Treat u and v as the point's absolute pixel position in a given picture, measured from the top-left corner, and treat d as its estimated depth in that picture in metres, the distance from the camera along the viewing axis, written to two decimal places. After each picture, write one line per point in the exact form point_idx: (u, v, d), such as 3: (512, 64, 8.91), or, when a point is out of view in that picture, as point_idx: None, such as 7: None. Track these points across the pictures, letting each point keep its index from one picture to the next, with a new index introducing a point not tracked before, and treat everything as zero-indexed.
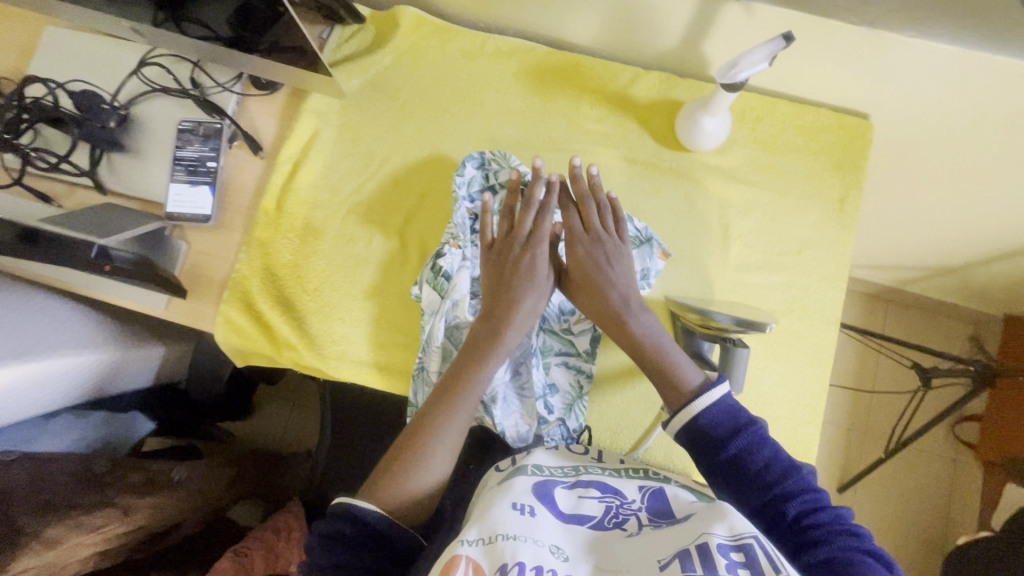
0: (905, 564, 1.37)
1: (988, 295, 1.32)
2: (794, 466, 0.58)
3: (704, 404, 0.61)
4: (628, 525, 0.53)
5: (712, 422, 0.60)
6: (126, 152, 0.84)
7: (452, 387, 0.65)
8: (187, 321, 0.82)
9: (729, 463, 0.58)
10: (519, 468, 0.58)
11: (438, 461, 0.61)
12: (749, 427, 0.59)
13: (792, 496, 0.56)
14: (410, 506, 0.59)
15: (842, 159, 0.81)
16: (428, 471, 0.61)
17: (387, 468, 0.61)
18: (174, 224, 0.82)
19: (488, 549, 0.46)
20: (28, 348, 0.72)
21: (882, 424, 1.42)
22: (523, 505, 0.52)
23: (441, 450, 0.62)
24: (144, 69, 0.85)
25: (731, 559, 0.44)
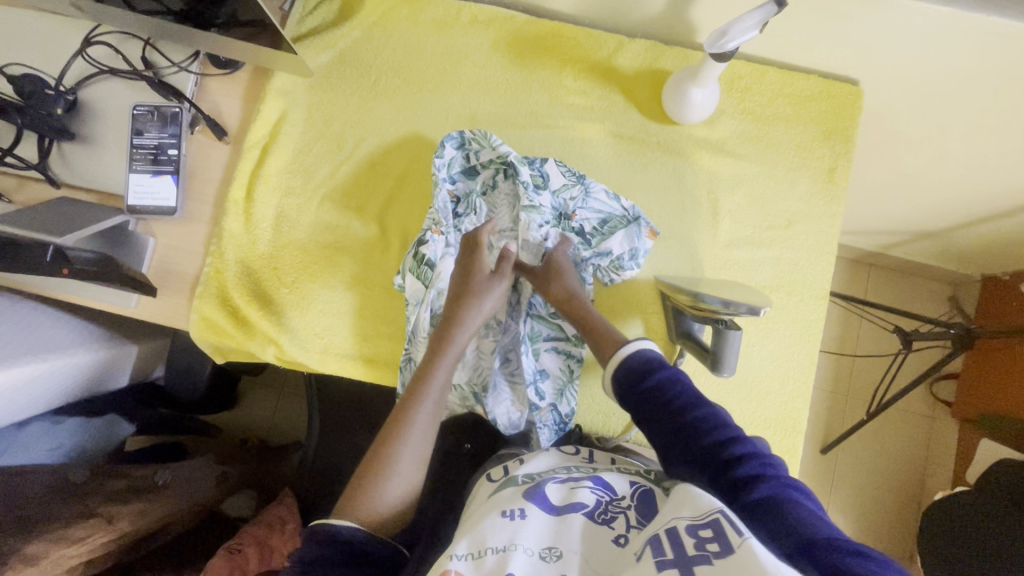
0: (884, 518, 1.43)
1: (968, 257, 1.34)
2: (707, 399, 0.58)
3: (632, 348, 0.64)
4: (617, 524, 0.51)
5: (639, 360, 0.63)
6: (79, 142, 0.78)
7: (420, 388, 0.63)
8: (160, 319, 0.78)
9: (651, 398, 0.59)
10: (510, 479, 0.58)
11: (412, 466, 0.59)
12: (667, 365, 0.61)
13: (703, 426, 0.55)
14: (389, 516, 0.57)
15: (832, 128, 0.79)
16: (402, 477, 0.58)
17: (360, 476, 0.58)
18: (138, 218, 0.78)
19: (478, 564, 0.46)
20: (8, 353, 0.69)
21: (863, 386, 1.46)
22: (512, 509, 0.51)
23: (411, 454, 0.59)
24: (89, 49, 0.78)
25: (699, 538, 0.44)
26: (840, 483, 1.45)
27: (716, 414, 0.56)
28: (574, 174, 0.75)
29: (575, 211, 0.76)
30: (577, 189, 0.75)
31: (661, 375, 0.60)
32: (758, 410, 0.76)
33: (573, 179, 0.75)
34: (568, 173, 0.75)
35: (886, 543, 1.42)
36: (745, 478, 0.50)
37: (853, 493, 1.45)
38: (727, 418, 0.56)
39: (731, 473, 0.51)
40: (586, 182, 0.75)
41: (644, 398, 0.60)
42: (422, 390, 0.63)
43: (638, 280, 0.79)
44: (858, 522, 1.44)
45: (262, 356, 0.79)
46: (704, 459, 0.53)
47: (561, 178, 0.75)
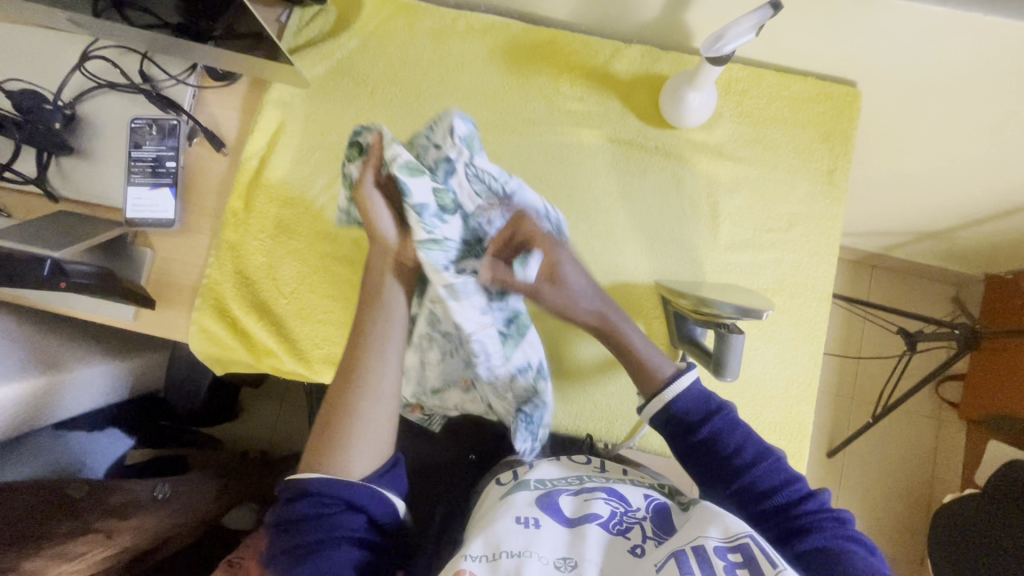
0: (893, 522, 1.42)
1: (971, 257, 1.33)
2: (766, 449, 0.57)
3: (675, 392, 0.59)
4: (632, 534, 0.50)
5: (685, 408, 0.59)
6: (77, 156, 0.78)
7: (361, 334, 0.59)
8: (159, 332, 0.78)
9: (704, 449, 0.58)
10: (522, 483, 0.57)
11: (378, 410, 0.57)
12: (721, 411, 0.59)
13: (766, 483, 0.55)
14: (366, 462, 0.56)
15: (831, 130, 0.79)
16: (370, 420, 0.57)
17: (321, 430, 0.56)
18: (136, 231, 0.77)
19: (494, 566, 0.45)
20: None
21: (868, 388, 1.45)
22: (527, 518, 0.50)
23: (377, 396, 0.57)
24: (87, 63, 0.78)
25: (729, 561, 0.44)
26: (849, 487, 1.43)
27: (775, 467, 0.56)
28: (492, 183, 0.57)
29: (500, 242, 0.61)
30: (499, 206, 0.58)
31: (713, 425, 0.58)
32: (762, 414, 0.75)
33: (492, 199, 0.57)
34: (483, 195, 0.57)
35: (895, 547, 1.40)
36: (805, 532, 0.52)
37: (861, 497, 1.43)
38: (784, 468, 0.57)
39: (790, 525, 0.53)
40: (513, 204, 0.59)
41: (697, 449, 0.58)
42: (365, 333, 0.59)
43: (639, 285, 0.79)
44: (867, 526, 1.42)
45: (262, 367, 0.79)
46: (761, 510, 0.55)
47: (478, 202, 0.57)
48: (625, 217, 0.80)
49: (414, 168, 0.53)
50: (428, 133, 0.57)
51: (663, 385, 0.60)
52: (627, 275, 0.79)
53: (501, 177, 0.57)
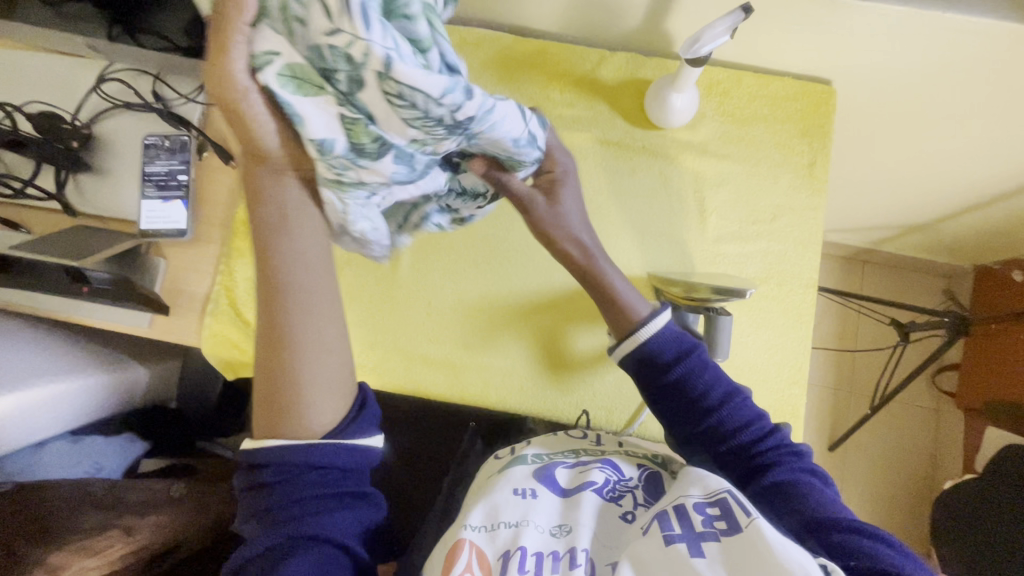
0: (896, 513, 1.43)
1: (958, 249, 1.36)
2: (733, 390, 0.61)
3: (649, 332, 0.61)
4: (624, 501, 0.56)
5: (658, 348, 0.61)
6: (94, 172, 0.82)
7: (280, 302, 0.50)
8: (173, 338, 0.81)
9: (674, 389, 0.61)
10: (520, 458, 0.63)
11: (325, 372, 0.52)
12: (693, 351, 0.61)
13: (730, 422, 0.59)
14: (328, 418, 0.53)
15: (808, 125, 0.83)
16: (321, 387, 0.52)
17: (269, 407, 0.52)
18: (150, 242, 0.81)
19: (490, 537, 0.51)
20: (32, 374, 0.73)
21: (866, 381, 1.47)
22: (525, 489, 0.56)
23: (320, 355, 0.52)
24: (103, 85, 0.83)
25: (708, 514, 0.47)
26: (852, 480, 1.45)
27: (740, 405, 0.60)
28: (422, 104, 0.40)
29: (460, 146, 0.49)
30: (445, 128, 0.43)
31: (682, 366, 0.61)
32: (756, 398, 0.78)
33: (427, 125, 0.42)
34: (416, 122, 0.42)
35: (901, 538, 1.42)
36: (766, 468, 0.57)
37: (864, 489, 1.45)
38: (749, 408, 0.61)
39: (751, 461, 0.58)
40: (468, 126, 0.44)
41: (666, 389, 0.61)
42: (285, 300, 0.50)
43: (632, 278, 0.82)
44: (871, 518, 1.43)
45: None
46: (724, 446, 0.59)
47: (411, 133, 0.43)
48: (617, 214, 0.83)
49: (305, 83, 0.40)
50: None
51: (640, 325, 0.62)
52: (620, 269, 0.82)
53: (439, 102, 0.40)
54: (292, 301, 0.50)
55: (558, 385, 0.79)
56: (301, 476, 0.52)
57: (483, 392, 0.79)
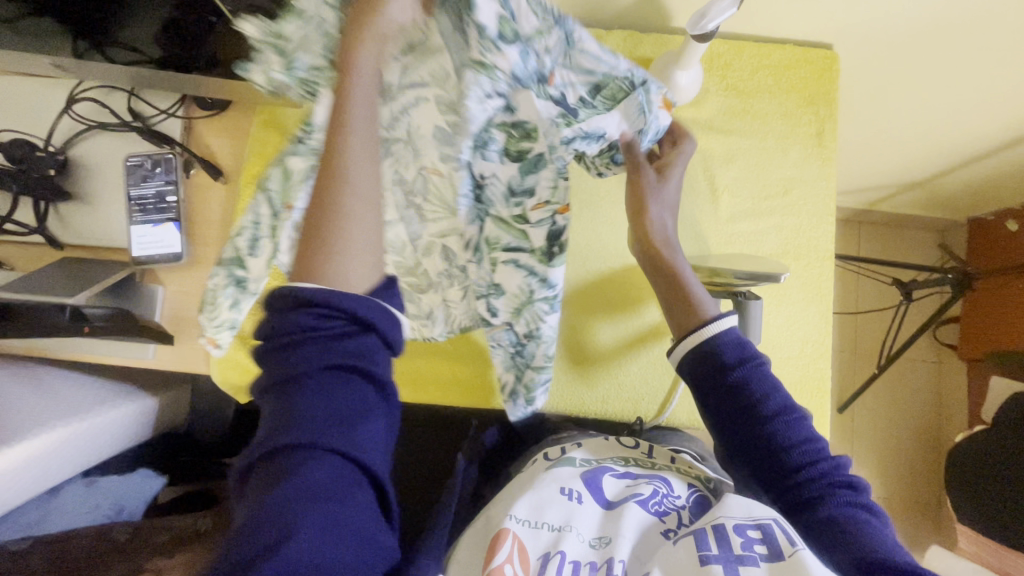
0: (905, 465, 1.47)
1: (953, 203, 1.37)
2: (793, 407, 0.56)
3: (718, 327, 0.57)
4: (669, 517, 0.57)
5: (720, 347, 0.57)
6: (75, 201, 0.78)
7: (340, 127, 0.43)
8: (178, 368, 0.78)
9: (730, 394, 0.56)
10: (567, 459, 0.66)
11: (359, 236, 0.44)
12: (753, 359, 0.57)
13: (787, 441, 0.55)
14: (358, 274, 0.44)
15: (814, 93, 0.81)
16: (353, 250, 0.44)
17: (310, 248, 0.43)
18: (144, 269, 0.78)
19: (529, 533, 0.54)
20: (43, 417, 0.70)
21: (871, 341, 1.48)
22: (571, 491, 0.60)
23: (360, 195, 0.43)
24: (73, 106, 0.77)
25: (749, 536, 0.50)
26: (863, 438, 1.48)
27: (794, 421, 0.55)
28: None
29: (554, 72, 0.49)
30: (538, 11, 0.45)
31: (739, 371, 0.56)
32: (781, 375, 0.78)
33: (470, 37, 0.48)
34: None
35: (913, 487, 1.47)
36: (815, 499, 0.53)
37: (875, 447, 1.48)
38: (810, 430, 0.56)
39: (802, 494, 0.54)
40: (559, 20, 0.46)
41: (722, 392, 0.56)
42: (343, 126, 0.43)
43: None
44: (882, 474, 1.47)
45: None
46: (778, 470, 0.55)
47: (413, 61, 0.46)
48: None
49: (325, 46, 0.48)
50: None
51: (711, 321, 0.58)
52: None
53: None
54: (360, 108, 0.44)
55: (583, 381, 0.78)
56: (338, 343, 0.43)
57: None
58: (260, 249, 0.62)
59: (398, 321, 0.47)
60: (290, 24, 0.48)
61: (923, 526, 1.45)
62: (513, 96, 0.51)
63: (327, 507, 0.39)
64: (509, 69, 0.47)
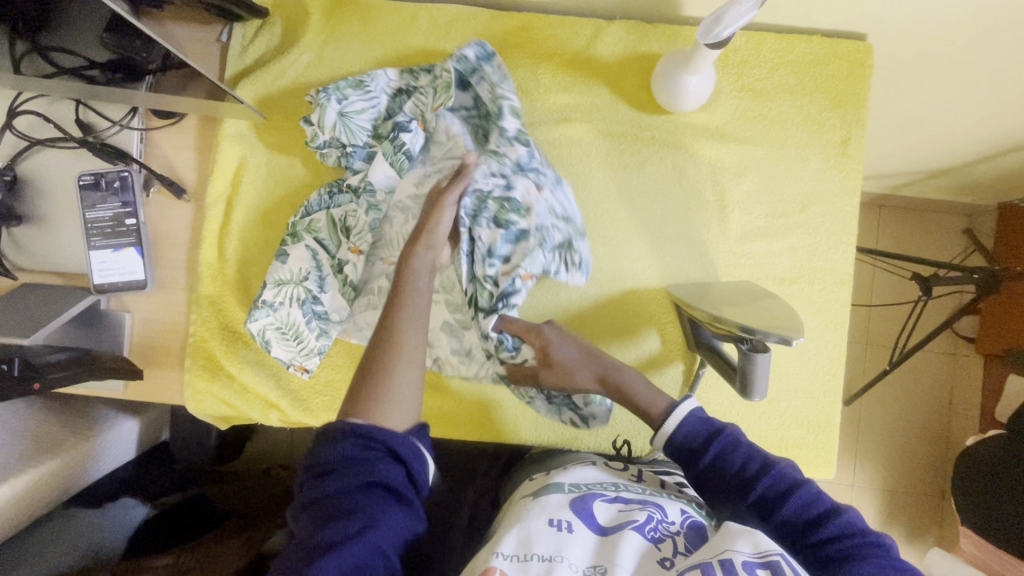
0: (911, 460, 1.44)
1: (984, 190, 1.26)
2: (772, 460, 0.57)
3: (674, 423, 0.61)
4: (664, 544, 0.52)
5: (687, 438, 0.60)
6: (29, 223, 0.72)
7: (403, 292, 0.58)
8: (153, 397, 0.75)
9: (712, 474, 0.58)
10: (555, 485, 0.60)
11: (404, 386, 0.52)
12: (722, 431, 0.60)
13: (777, 498, 0.54)
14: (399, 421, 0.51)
15: (840, 94, 0.72)
16: (396, 403, 0.51)
17: (359, 392, 0.52)
18: (109, 296, 0.73)
19: (519, 567, 0.48)
20: (38, 451, 0.71)
21: (884, 334, 1.42)
22: (561, 521, 0.53)
23: (409, 357, 0.54)
24: (15, 120, 0.70)
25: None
26: (869, 433, 1.44)
27: (781, 477, 0.55)
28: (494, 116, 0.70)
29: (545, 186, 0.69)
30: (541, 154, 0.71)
31: (714, 446, 0.59)
32: (789, 408, 0.74)
33: (484, 130, 0.71)
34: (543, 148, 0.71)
35: (919, 483, 1.44)
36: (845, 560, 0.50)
37: (882, 442, 1.44)
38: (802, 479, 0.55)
39: (827, 558, 0.50)
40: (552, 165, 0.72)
41: (706, 474, 0.59)
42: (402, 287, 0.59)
43: (649, 290, 0.74)
44: (887, 469, 1.44)
45: (266, 422, 0.76)
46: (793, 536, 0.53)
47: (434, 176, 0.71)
48: (627, 217, 0.74)
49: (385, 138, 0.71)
50: (463, 81, 0.70)
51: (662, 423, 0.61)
52: (634, 279, 0.74)
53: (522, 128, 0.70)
54: (418, 261, 0.61)
55: None
56: (373, 466, 0.47)
57: (498, 428, 0.75)
58: (329, 284, 0.71)
59: (428, 459, 0.52)
60: (354, 96, 0.69)
61: (926, 521, 1.43)
62: (515, 179, 0.68)
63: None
64: (516, 158, 0.68)
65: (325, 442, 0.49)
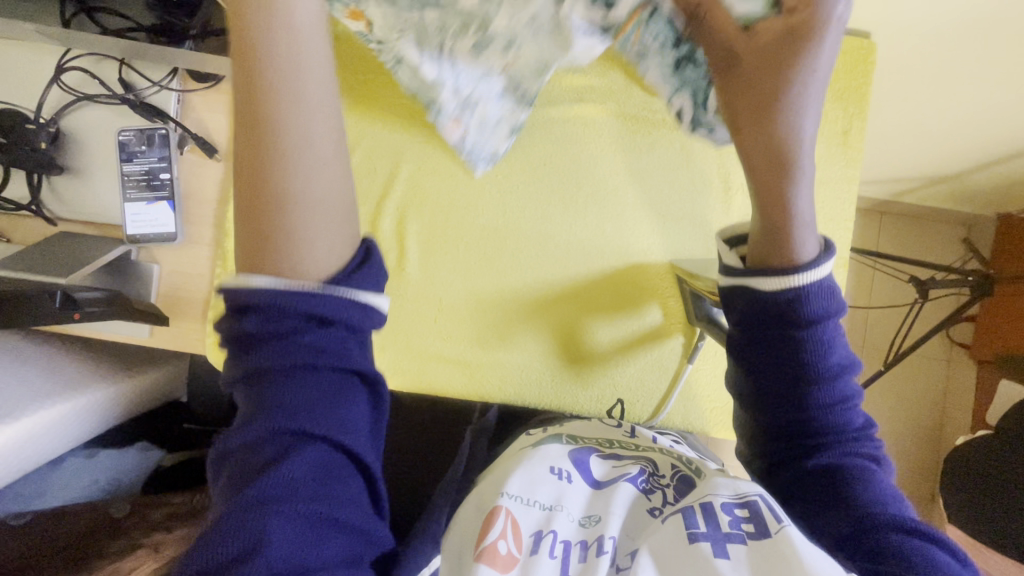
0: (901, 460, 1.46)
1: (983, 199, 1.30)
2: (846, 366, 0.52)
3: (808, 280, 0.48)
4: (654, 496, 0.55)
5: (798, 306, 0.49)
6: (68, 174, 0.76)
7: (258, 89, 0.36)
8: (176, 345, 0.79)
9: (778, 347, 0.51)
10: (556, 438, 0.64)
11: (313, 211, 0.38)
12: (824, 321, 0.50)
13: (819, 397, 0.51)
14: (328, 254, 0.39)
15: (844, 87, 0.76)
16: (309, 235, 0.38)
17: (254, 241, 0.38)
18: (139, 247, 0.77)
19: (524, 509, 0.52)
20: (53, 390, 0.73)
21: (880, 336, 1.45)
22: (561, 470, 0.57)
23: (313, 165, 0.38)
24: (62, 75, 0.74)
25: (734, 515, 0.47)
26: None
27: (844, 387, 0.52)
28: None
29: None
30: None
31: (812, 328, 0.50)
32: None
33: None
34: None
35: (908, 483, 1.46)
36: (821, 455, 0.52)
37: None
38: (850, 388, 0.53)
39: (817, 463, 0.52)
40: None
41: (772, 345, 0.51)
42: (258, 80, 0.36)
43: (654, 265, 0.78)
44: None
45: None
46: (801, 428, 0.52)
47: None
48: (635, 194, 0.78)
49: None
50: None
51: (799, 268, 0.48)
52: (640, 254, 0.78)
53: None
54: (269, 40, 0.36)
55: (577, 380, 0.78)
56: (300, 342, 0.39)
57: (501, 389, 0.79)
58: None
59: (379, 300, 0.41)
60: None
61: None
62: None
63: (310, 510, 0.37)
64: None
65: (230, 323, 0.39)
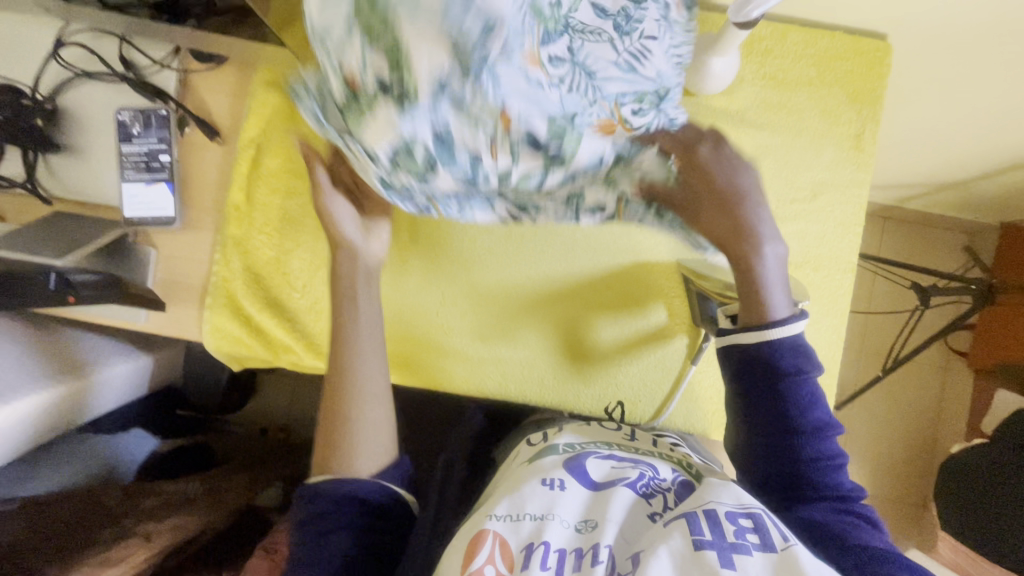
0: (893, 465, 1.47)
1: (987, 208, 1.29)
2: (828, 423, 0.55)
3: (778, 335, 0.53)
4: (655, 500, 0.54)
5: (778, 359, 0.53)
6: (65, 153, 0.74)
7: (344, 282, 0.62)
8: (172, 331, 0.77)
9: (770, 400, 0.54)
10: (551, 447, 0.63)
11: (371, 405, 0.60)
12: (804, 375, 0.53)
13: (806, 448, 0.54)
14: (375, 440, 0.60)
15: (858, 89, 0.75)
16: (364, 424, 0.59)
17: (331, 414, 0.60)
18: (136, 229, 0.75)
19: (515, 527, 0.49)
20: (48, 372, 0.72)
21: (878, 342, 1.45)
22: (553, 480, 0.55)
23: (367, 357, 0.61)
24: (62, 51, 0.72)
25: (739, 524, 0.46)
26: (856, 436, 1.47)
27: (826, 441, 0.55)
28: None
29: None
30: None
31: (794, 380, 0.53)
32: None
33: None
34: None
35: (900, 489, 1.47)
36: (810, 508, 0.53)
37: (867, 445, 1.47)
38: (834, 445, 0.55)
39: (805, 514, 0.53)
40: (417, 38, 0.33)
41: (765, 399, 0.54)
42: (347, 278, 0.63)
43: (661, 264, 0.76)
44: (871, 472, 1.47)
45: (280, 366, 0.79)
46: (790, 476, 0.54)
47: None
48: None
49: None
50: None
51: (773, 324, 0.53)
52: (646, 253, 0.76)
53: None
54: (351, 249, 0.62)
55: (579, 379, 0.77)
56: (332, 505, 0.56)
57: (500, 385, 0.78)
58: None
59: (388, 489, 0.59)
60: None
61: (903, 526, 1.46)
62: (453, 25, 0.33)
63: None
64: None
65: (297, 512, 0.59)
